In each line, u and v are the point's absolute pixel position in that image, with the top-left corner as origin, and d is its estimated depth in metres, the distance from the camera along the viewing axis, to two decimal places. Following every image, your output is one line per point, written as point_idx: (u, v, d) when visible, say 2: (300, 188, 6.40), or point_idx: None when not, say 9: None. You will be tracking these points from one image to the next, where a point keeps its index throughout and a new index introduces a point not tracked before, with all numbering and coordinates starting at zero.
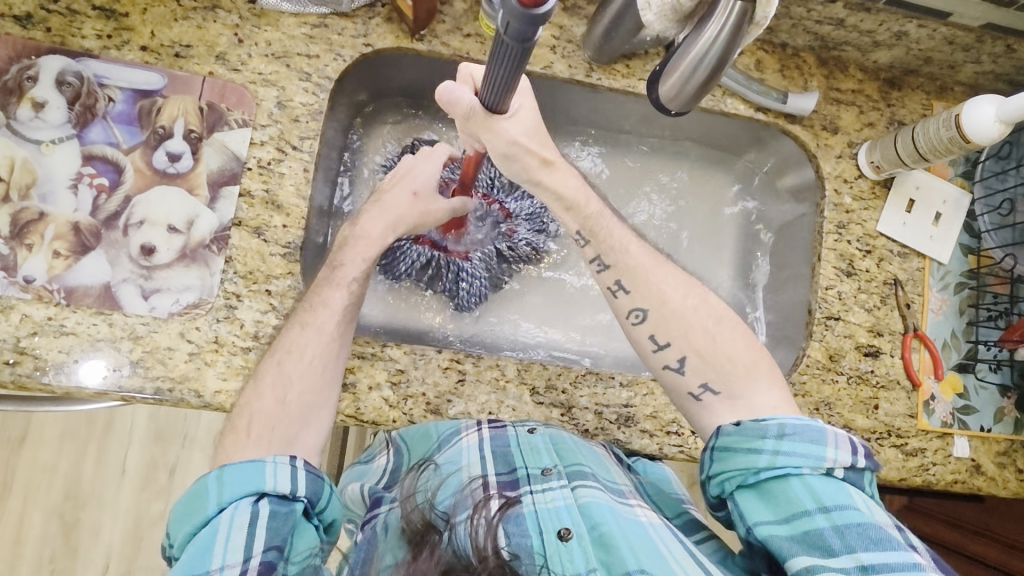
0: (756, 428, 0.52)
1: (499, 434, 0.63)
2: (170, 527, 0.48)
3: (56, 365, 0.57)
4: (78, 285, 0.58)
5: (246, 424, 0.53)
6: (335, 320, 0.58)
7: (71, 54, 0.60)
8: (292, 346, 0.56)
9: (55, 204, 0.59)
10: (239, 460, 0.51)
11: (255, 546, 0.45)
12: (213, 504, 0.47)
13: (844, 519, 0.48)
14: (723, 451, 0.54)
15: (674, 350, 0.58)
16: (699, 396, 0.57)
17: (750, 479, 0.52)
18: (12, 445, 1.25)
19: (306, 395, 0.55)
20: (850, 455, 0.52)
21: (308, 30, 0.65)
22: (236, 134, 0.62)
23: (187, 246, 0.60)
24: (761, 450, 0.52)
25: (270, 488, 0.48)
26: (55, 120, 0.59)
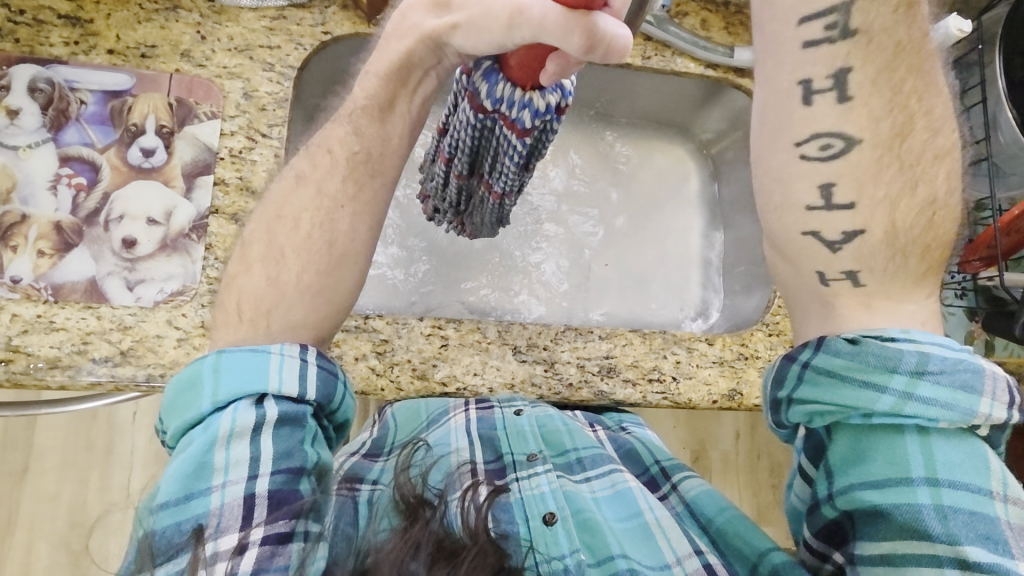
0: (885, 355, 0.43)
1: (485, 417, 0.74)
2: (166, 415, 0.53)
3: (49, 360, 0.59)
4: (65, 282, 0.60)
5: (236, 302, 0.55)
6: (338, 185, 0.57)
7: (41, 62, 0.62)
8: (285, 211, 0.57)
9: (36, 206, 0.61)
10: (237, 345, 0.53)
11: (262, 461, 0.49)
12: (209, 403, 0.50)
13: (954, 497, 0.42)
14: (825, 377, 0.45)
15: (847, 217, 0.43)
16: (829, 280, 0.46)
17: (856, 420, 0.44)
18: (14, 477, 1.26)
19: (307, 274, 0.55)
20: (1004, 411, 0.43)
21: (268, 22, 0.68)
22: (206, 126, 0.65)
23: (168, 236, 0.62)
24: (885, 388, 0.43)
25: (273, 389, 0.51)
26: (31, 126, 0.62)
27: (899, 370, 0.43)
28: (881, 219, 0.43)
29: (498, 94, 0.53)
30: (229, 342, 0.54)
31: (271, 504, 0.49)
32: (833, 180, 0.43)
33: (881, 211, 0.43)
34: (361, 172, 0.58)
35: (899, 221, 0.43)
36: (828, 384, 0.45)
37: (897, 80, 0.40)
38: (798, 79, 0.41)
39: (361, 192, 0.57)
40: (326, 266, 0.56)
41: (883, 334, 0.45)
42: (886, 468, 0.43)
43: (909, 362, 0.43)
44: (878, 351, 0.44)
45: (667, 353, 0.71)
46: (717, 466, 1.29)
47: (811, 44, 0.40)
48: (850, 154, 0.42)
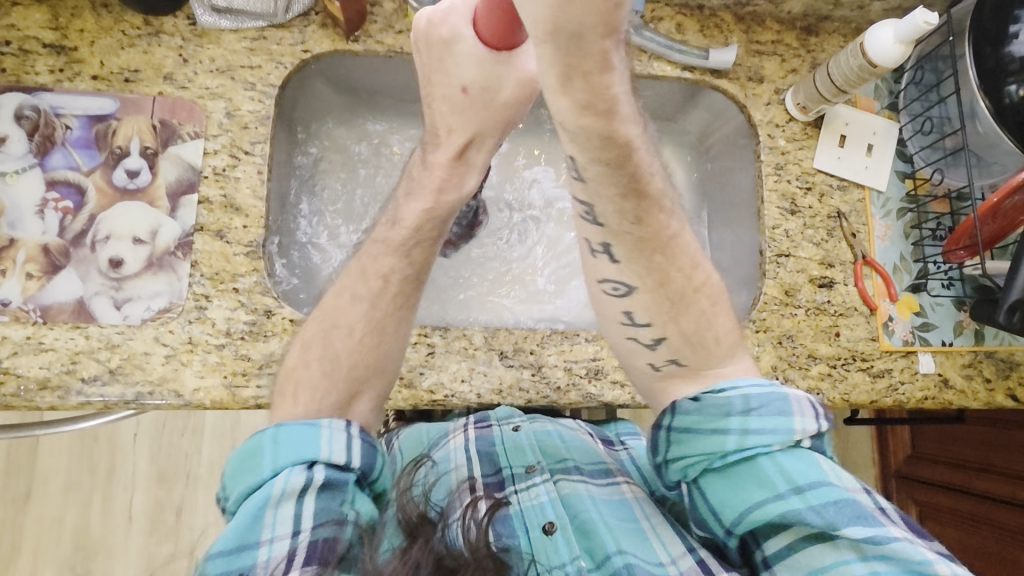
0: (718, 405, 0.52)
1: (484, 435, 0.77)
2: (226, 481, 0.55)
3: (38, 381, 0.59)
4: (52, 303, 0.61)
5: (292, 390, 0.58)
6: (387, 303, 0.62)
7: (27, 90, 0.64)
8: (339, 320, 0.61)
9: (23, 229, 0.62)
10: (291, 420, 0.56)
11: (304, 518, 0.51)
12: (269, 466, 0.53)
13: (819, 497, 0.50)
14: (683, 434, 0.54)
15: (650, 330, 0.55)
16: (658, 365, 0.56)
17: (718, 463, 0.52)
18: (18, 503, 1.26)
19: (359, 367, 0.60)
20: (814, 421, 0.53)
21: (248, 44, 0.69)
22: (190, 146, 0.66)
23: (153, 255, 0.63)
24: (728, 430, 0.52)
25: (324, 456, 0.54)
26: (17, 152, 0.63)
27: (733, 414, 0.52)
28: (674, 329, 0.54)
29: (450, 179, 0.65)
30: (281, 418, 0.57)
31: (310, 556, 0.50)
32: (630, 307, 0.54)
33: (670, 323, 0.54)
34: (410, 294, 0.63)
35: (684, 328, 0.54)
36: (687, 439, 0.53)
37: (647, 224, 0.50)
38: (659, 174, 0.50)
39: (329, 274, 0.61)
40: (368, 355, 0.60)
41: (714, 388, 0.54)
42: (759, 492, 0.51)
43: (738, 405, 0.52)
44: (711, 402, 0.53)
45: None
46: None
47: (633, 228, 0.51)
48: (639, 293, 0.53)
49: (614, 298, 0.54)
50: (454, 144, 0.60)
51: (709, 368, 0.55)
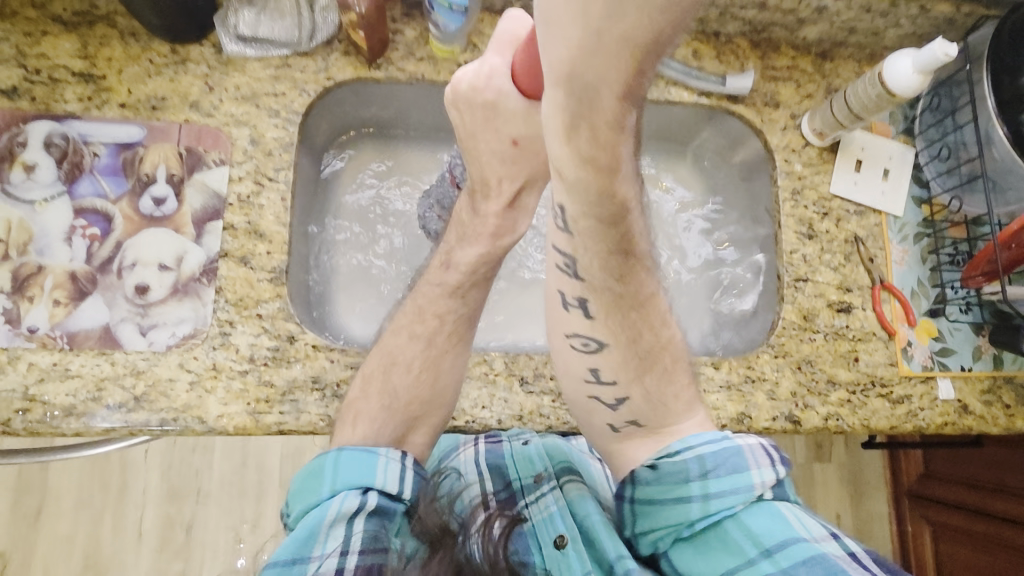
0: (675, 494, 0.56)
1: (495, 448, 0.77)
2: (289, 499, 0.60)
3: (64, 408, 0.60)
4: (79, 329, 0.61)
5: (353, 417, 0.63)
6: (445, 340, 0.69)
7: (56, 118, 0.65)
8: (397, 357, 0.68)
9: (51, 256, 0.62)
10: (353, 443, 0.61)
11: (352, 541, 0.54)
12: (326, 489, 0.58)
13: (787, 557, 0.52)
14: (647, 505, 0.58)
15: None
16: (620, 424, 0.60)
17: (686, 532, 0.56)
18: (29, 519, 1.26)
19: (422, 391, 0.66)
20: (773, 471, 0.56)
21: (272, 72, 0.70)
22: (215, 172, 0.67)
23: (179, 281, 0.64)
24: (691, 498, 0.55)
25: (378, 483, 0.59)
26: (46, 179, 0.64)
27: (691, 479, 0.55)
28: (707, 352, 0.55)
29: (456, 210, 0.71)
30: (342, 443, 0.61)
31: None
32: (689, 332, 0.54)
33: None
34: (460, 336, 0.70)
35: None
36: (651, 511, 0.57)
37: None
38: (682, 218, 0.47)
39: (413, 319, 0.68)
40: (426, 398, 0.66)
41: (669, 448, 0.58)
42: (728, 558, 0.54)
43: (694, 476, 0.55)
44: (652, 479, 0.57)
45: None
46: None
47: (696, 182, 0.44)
48: None
49: (700, 279, 0.48)
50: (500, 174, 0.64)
51: (666, 424, 0.59)
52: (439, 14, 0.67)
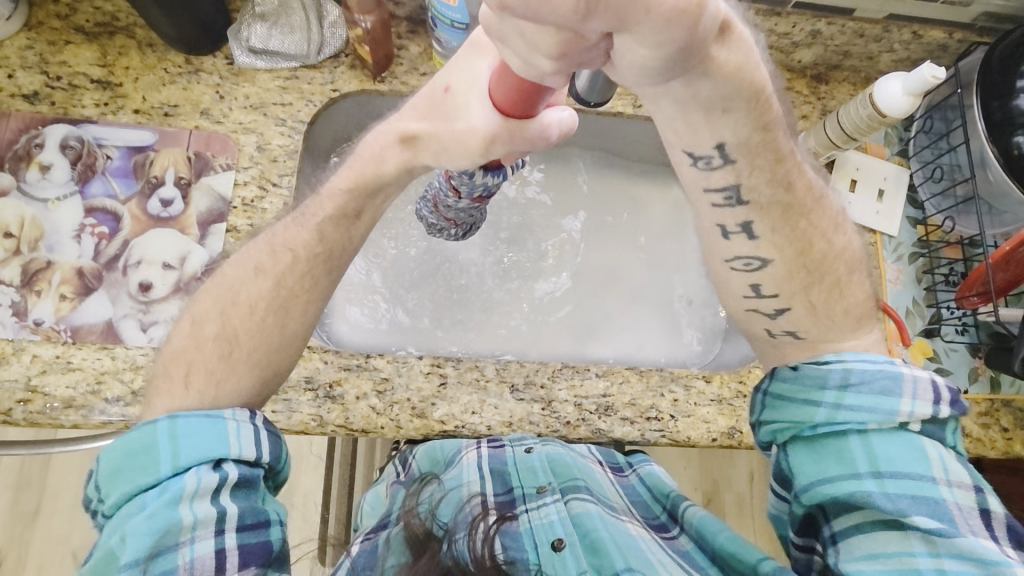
0: (815, 374, 0.53)
1: (498, 453, 0.76)
2: (103, 483, 0.50)
3: (64, 399, 0.61)
4: (83, 324, 0.63)
5: (183, 373, 0.55)
6: (294, 279, 0.59)
7: (73, 122, 0.68)
8: (240, 295, 0.59)
9: (61, 253, 0.65)
10: (185, 410, 0.53)
11: (228, 517, 0.49)
12: (168, 468, 0.48)
13: (897, 486, 0.49)
14: (777, 399, 0.55)
15: (774, 301, 0.54)
16: (777, 334, 0.56)
17: (806, 432, 0.52)
18: (27, 518, 1.27)
19: (258, 351, 0.58)
20: (930, 405, 0.51)
21: (280, 83, 0.73)
22: (221, 177, 0.69)
23: (181, 280, 0.66)
24: (821, 402, 0.52)
25: (233, 453, 0.51)
26: (61, 179, 0.66)
27: (828, 386, 0.52)
28: (802, 300, 0.54)
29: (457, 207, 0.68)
30: (174, 409, 0.53)
31: (240, 562, 0.49)
32: (759, 281, 0.54)
33: (800, 296, 0.53)
34: (319, 268, 0.61)
35: (816, 301, 0.54)
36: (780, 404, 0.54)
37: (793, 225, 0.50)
38: (715, 224, 0.50)
39: (314, 286, 0.61)
40: (273, 346, 0.58)
41: (819, 359, 0.54)
42: (837, 467, 0.51)
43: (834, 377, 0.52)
44: (801, 376, 0.53)
45: (665, 391, 0.71)
46: (732, 509, 1.26)
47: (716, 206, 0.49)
48: (774, 266, 0.52)
49: (744, 272, 0.53)
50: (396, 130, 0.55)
51: (817, 348, 0.55)
52: (441, 30, 0.70)
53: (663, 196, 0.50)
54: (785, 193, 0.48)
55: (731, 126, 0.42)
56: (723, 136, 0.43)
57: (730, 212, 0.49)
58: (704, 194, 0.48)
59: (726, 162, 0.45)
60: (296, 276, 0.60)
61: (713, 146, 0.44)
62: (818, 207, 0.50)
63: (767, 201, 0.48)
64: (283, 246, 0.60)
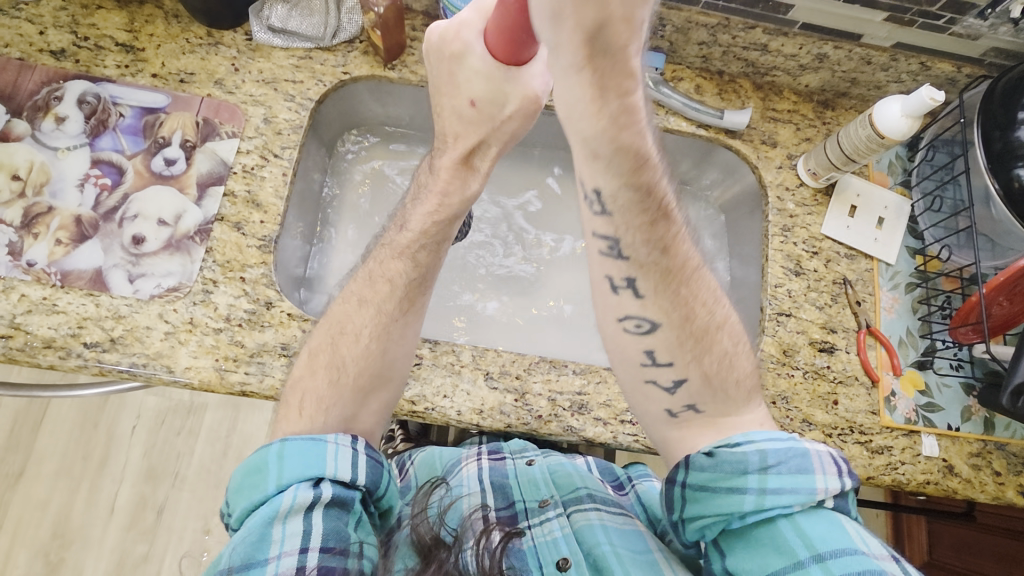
0: (736, 459, 0.52)
1: (499, 466, 0.78)
2: (231, 497, 0.56)
3: (45, 339, 0.62)
4: (73, 269, 0.65)
5: (299, 401, 0.61)
6: (394, 305, 0.66)
7: (93, 80, 0.71)
8: (348, 326, 0.64)
9: (63, 200, 0.67)
10: (297, 433, 0.59)
11: (312, 537, 0.51)
12: (274, 484, 0.54)
13: (840, 565, 0.47)
14: (698, 491, 0.53)
15: (669, 371, 0.56)
16: (676, 412, 0.58)
17: (736, 524, 0.52)
18: (9, 480, 1.28)
19: (363, 377, 0.63)
20: (837, 480, 0.52)
21: (294, 62, 0.76)
22: (225, 143, 0.71)
23: (173, 236, 0.67)
24: (745, 489, 0.51)
25: (331, 474, 0.55)
26: (73, 131, 0.69)
27: (750, 471, 0.51)
28: (696, 370, 0.56)
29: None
30: (290, 432, 0.59)
31: None
32: (653, 347, 0.56)
33: (692, 365, 0.56)
34: (414, 292, 0.67)
35: (708, 370, 0.56)
36: (703, 497, 0.53)
37: (675, 292, 0.54)
38: (604, 275, 0.54)
39: (413, 308, 0.67)
40: (376, 372, 0.63)
41: (730, 442, 0.54)
42: (778, 558, 0.49)
43: (758, 458, 0.51)
44: (725, 461, 0.52)
45: None
46: None
47: (604, 254, 0.53)
48: (663, 330, 0.55)
49: (636, 335, 0.56)
50: (459, 150, 0.66)
51: (727, 414, 0.57)
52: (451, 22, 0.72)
53: (591, 245, 0.54)
54: (662, 256, 0.52)
55: (602, 175, 0.48)
56: (598, 181, 0.49)
57: (618, 263, 0.53)
58: (594, 239, 0.53)
59: (605, 211, 0.51)
60: (395, 302, 0.66)
61: (592, 190, 0.50)
62: (696, 276, 0.54)
63: (645, 261, 0.52)
64: (383, 278, 0.67)
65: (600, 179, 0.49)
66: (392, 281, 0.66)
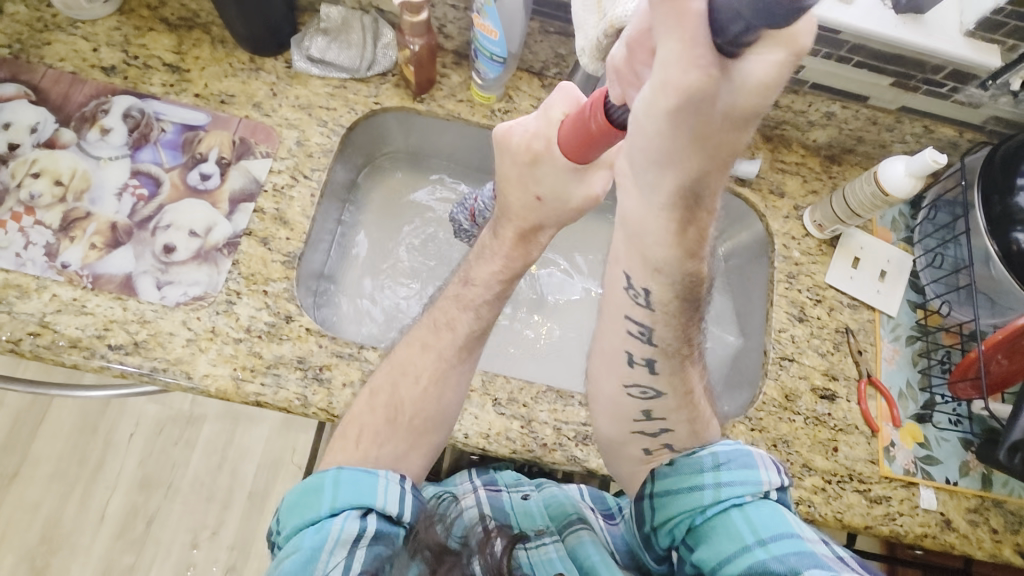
0: (693, 463, 0.57)
1: (496, 496, 0.77)
2: (281, 515, 0.59)
3: (71, 339, 0.64)
4: (104, 273, 0.67)
5: (356, 433, 0.63)
6: (454, 352, 0.67)
7: (140, 96, 0.75)
8: (409, 368, 0.66)
9: (101, 206, 0.70)
10: (349, 463, 0.61)
11: (353, 568, 0.54)
12: (327, 507, 0.56)
13: (782, 547, 0.51)
14: (663, 497, 0.57)
15: (661, 423, 0.59)
16: (652, 451, 0.60)
17: (698, 519, 0.55)
18: (4, 480, 1.28)
19: (417, 420, 0.64)
20: (778, 475, 0.57)
21: (328, 90, 0.80)
22: (259, 162, 0.75)
23: (202, 247, 0.70)
24: (703, 485, 0.56)
25: (378, 505, 0.58)
26: (116, 142, 0.73)
27: (706, 470, 0.56)
28: (686, 425, 0.59)
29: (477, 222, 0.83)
30: (343, 462, 0.61)
31: None
32: (651, 407, 0.58)
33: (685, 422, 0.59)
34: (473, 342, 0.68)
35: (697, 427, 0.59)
36: (668, 500, 0.57)
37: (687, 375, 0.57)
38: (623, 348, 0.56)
39: (469, 357, 0.68)
40: (430, 417, 0.65)
41: (689, 451, 0.59)
42: (728, 544, 0.52)
43: (709, 459, 0.57)
44: (681, 465, 0.58)
45: None
46: None
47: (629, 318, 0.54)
48: (666, 398, 0.58)
49: (639, 399, 0.58)
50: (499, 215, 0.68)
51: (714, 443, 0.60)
52: (481, 62, 0.76)
53: (620, 324, 0.55)
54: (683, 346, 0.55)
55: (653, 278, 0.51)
56: (650, 283, 0.51)
57: (640, 344, 0.55)
58: (626, 321, 0.54)
59: (648, 304, 0.53)
60: (455, 348, 0.67)
61: (641, 288, 0.52)
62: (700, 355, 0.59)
63: (672, 348, 0.55)
64: (446, 323, 0.68)
65: (652, 284, 0.51)
66: (451, 326, 0.68)
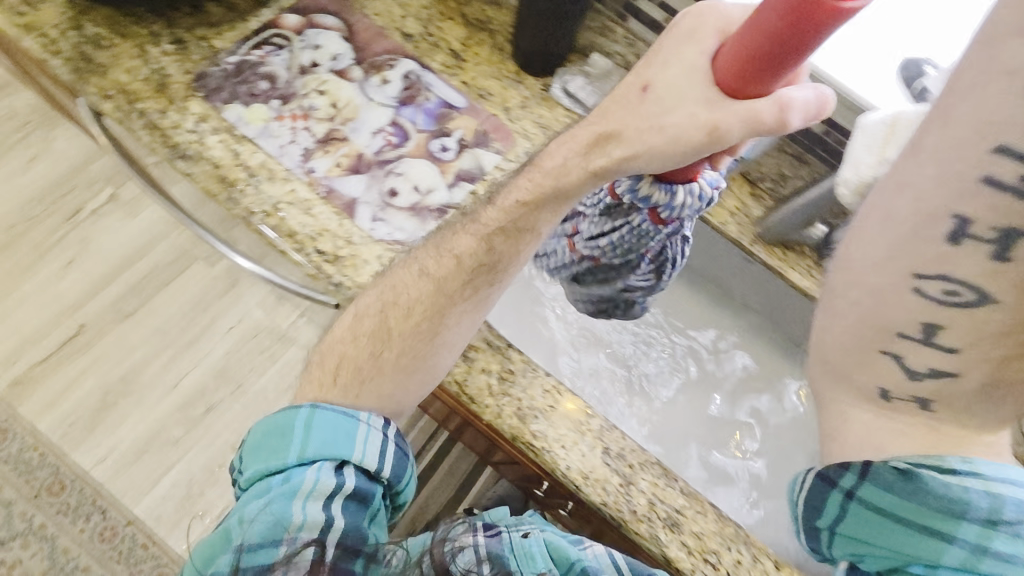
0: (949, 491, 0.47)
1: (493, 539, 0.58)
2: (246, 457, 0.63)
3: (291, 230, 0.74)
4: (337, 189, 0.77)
5: (334, 363, 0.68)
6: (455, 286, 0.70)
7: (422, 65, 0.87)
8: (398, 295, 0.69)
9: (357, 137, 0.81)
10: (326, 402, 0.65)
11: (335, 519, 0.57)
12: (295, 456, 0.60)
13: None
14: (875, 517, 0.49)
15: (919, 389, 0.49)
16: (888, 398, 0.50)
17: (918, 569, 0.47)
18: (118, 316, 1.52)
19: (403, 356, 0.68)
20: None
21: (567, 121, 0.88)
22: (490, 156, 0.83)
23: (419, 203, 0.78)
24: (953, 541, 0.46)
25: (355, 458, 0.61)
26: (389, 93, 0.84)
27: (968, 519, 0.46)
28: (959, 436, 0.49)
29: (644, 196, 0.65)
30: (320, 398, 0.65)
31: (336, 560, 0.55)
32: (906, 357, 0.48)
33: None
34: (480, 278, 0.70)
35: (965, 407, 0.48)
36: (881, 525, 0.48)
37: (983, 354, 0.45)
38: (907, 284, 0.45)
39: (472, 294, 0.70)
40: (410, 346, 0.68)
41: (950, 469, 0.47)
42: None
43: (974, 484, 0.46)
44: (925, 482, 0.47)
45: (733, 547, 0.69)
46: None
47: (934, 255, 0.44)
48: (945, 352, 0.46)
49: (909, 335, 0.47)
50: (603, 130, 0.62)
51: None
52: None
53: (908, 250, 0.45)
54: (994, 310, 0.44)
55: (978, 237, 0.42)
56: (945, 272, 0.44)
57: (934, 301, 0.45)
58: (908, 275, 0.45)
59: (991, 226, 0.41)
60: (454, 283, 0.69)
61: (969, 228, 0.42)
62: None
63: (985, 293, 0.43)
64: (451, 254, 0.70)
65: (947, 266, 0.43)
66: (458, 259, 0.70)
